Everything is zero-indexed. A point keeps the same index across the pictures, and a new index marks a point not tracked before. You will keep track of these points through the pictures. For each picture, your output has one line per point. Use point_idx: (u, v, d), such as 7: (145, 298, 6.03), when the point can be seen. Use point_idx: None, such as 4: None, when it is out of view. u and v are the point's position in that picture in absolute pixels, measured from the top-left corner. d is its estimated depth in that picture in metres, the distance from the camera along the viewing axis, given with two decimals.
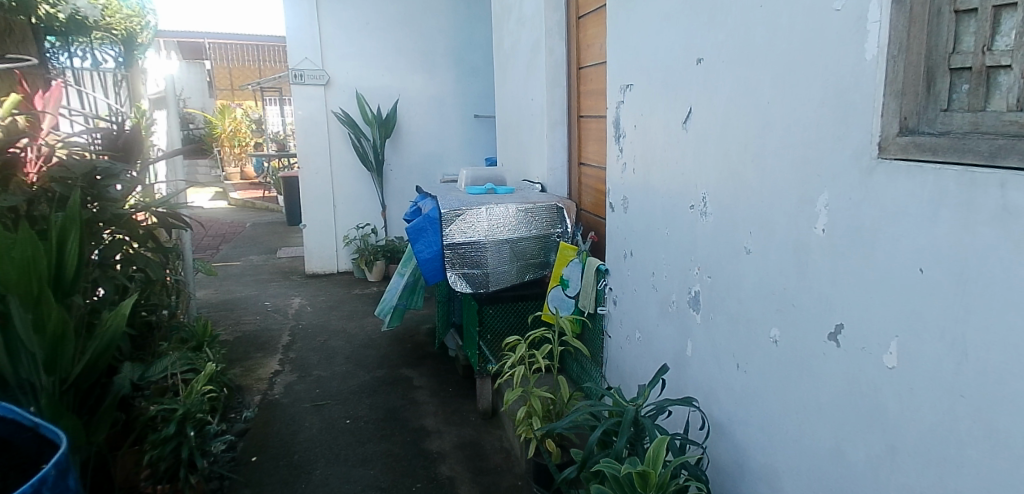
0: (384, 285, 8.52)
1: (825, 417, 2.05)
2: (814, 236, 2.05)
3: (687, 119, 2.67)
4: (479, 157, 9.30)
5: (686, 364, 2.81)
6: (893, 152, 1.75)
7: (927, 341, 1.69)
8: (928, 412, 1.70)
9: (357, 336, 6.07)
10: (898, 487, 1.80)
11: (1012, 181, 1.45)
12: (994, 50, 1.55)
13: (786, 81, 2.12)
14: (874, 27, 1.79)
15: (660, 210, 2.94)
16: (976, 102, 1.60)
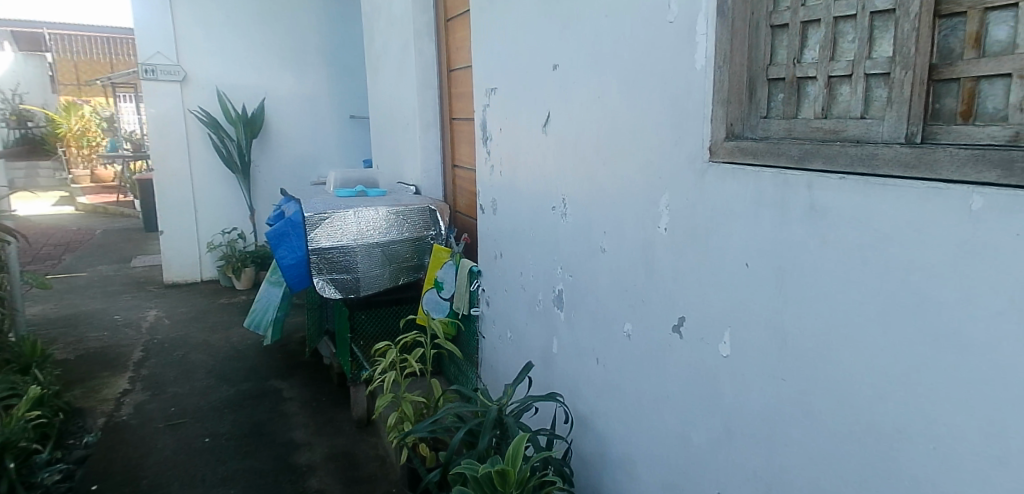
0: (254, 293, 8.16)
1: (674, 405, 2.26)
2: (659, 234, 2.22)
3: (546, 123, 2.74)
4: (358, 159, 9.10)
5: (553, 361, 2.91)
6: (721, 156, 1.94)
7: (753, 328, 1.93)
8: (757, 394, 1.94)
9: (219, 348, 5.74)
10: (737, 462, 2.03)
11: (817, 183, 1.69)
12: (803, 62, 1.76)
13: (630, 88, 2.25)
14: (702, 38, 1.95)
15: (524, 212, 3.00)
16: (789, 110, 1.81)
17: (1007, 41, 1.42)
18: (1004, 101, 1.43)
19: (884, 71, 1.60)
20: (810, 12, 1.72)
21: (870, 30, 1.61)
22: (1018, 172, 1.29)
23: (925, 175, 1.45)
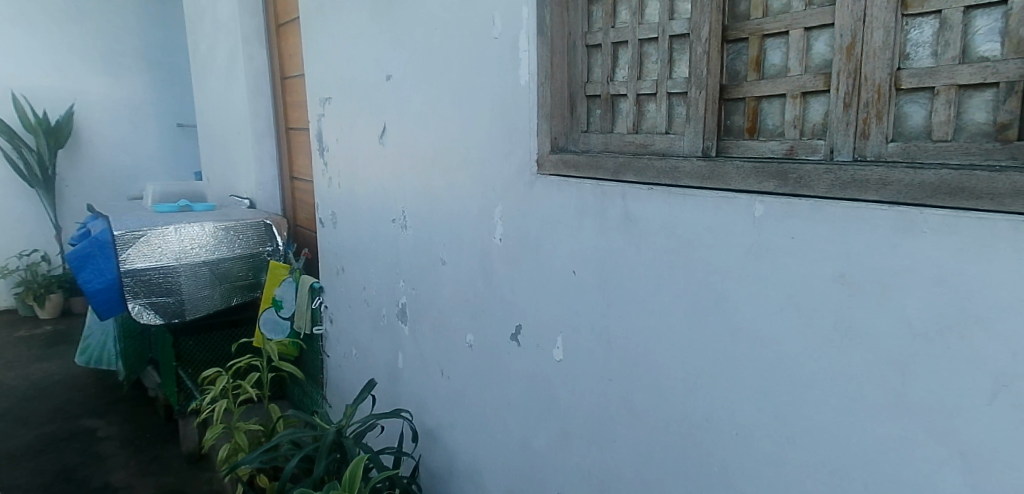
0: (61, 322, 7.32)
1: (514, 412, 2.31)
2: (494, 245, 2.25)
3: (382, 134, 2.70)
4: (188, 171, 8.46)
5: (398, 376, 2.86)
6: (548, 169, 2.02)
7: (581, 332, 2.03)
8: (588, 396, 2.04)
9: (14, 388, 5.04)
10: (573, 463, 2.12)
11: (630, 193, 1.82)
12: (615, 81, 1.89)
13: (462, 102, 2.27)
14: (524, 55, 2.04)
15: (365, 225, 2.92)
16: (606, 125, 1.94)
17: (781, 66, 1.63)
18: (781, 118, 1.65)
19: (682, 91, 1.76)
20: (619, 34, 1.85)
21: (670, 53, 1.77)
22: (790, 182, 1.49)
23: (719, 186, 1.63)
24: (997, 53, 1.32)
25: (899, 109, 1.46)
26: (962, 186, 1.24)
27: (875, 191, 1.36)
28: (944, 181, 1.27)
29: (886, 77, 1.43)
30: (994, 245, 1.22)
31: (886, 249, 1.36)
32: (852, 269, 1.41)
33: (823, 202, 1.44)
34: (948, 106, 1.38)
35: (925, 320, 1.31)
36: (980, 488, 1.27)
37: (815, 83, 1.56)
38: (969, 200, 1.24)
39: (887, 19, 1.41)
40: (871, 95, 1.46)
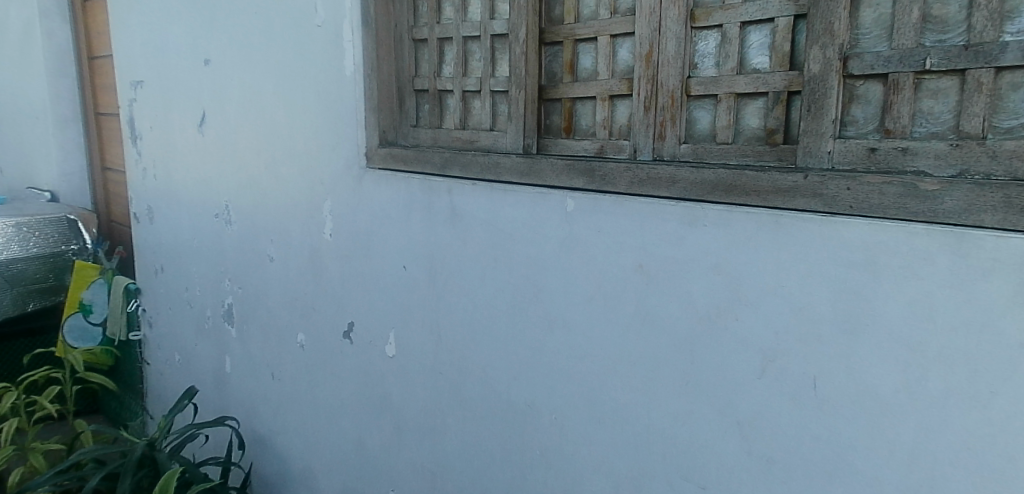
0: None
1: (347, 412, 2.26)
2: (323, 240, 2.18)
3: (202, 122, 2.52)
4: None
5: (226, 381, 2.69)
6: (376, 162, 1.99)
7: (412, 328, 2.02)
8: (420, 391, 2.04)
9: None
10: (407, 459, 2.11)
11: (455, 188, 1.84)
12: (442, 76, 1.91)
13: (287, 92, 2.18)
14: (349, 45, 1.99)
15: (185, 220, 2.71)
16: (434, 120, 1.95)
17: (591, 70, 1.74)
18: (592, 119, 1.75)
19: (503, 89, 1.81)
20: (444, 30, 1.88)
21: (492, 51, 1.81)
22: (597, 179, 1.59)
23: (534, 181, 1.69)
24: (766, 66, 1.48)
25: (689, 113, 1.60)
26: (735, 184, 1.40)
27: (667, 187, 1.49)
28: (721, 180, 1.42)
29: (679, 85, 1.58)
30: (760, 237, 1.38)
31: (675, 241, 1.49)
32: (649, 261, 1.53)
33: (625, 198, 1.55)
34: (729, 112, 1.53)
35: (708, 306, 1.46)
36: (754, 452, 1.45)
37: (620, 87, 1.67)
38: (741, 197, 1.39)
39: (679, 31, 1.55)
40: (666, 100, 1.60)
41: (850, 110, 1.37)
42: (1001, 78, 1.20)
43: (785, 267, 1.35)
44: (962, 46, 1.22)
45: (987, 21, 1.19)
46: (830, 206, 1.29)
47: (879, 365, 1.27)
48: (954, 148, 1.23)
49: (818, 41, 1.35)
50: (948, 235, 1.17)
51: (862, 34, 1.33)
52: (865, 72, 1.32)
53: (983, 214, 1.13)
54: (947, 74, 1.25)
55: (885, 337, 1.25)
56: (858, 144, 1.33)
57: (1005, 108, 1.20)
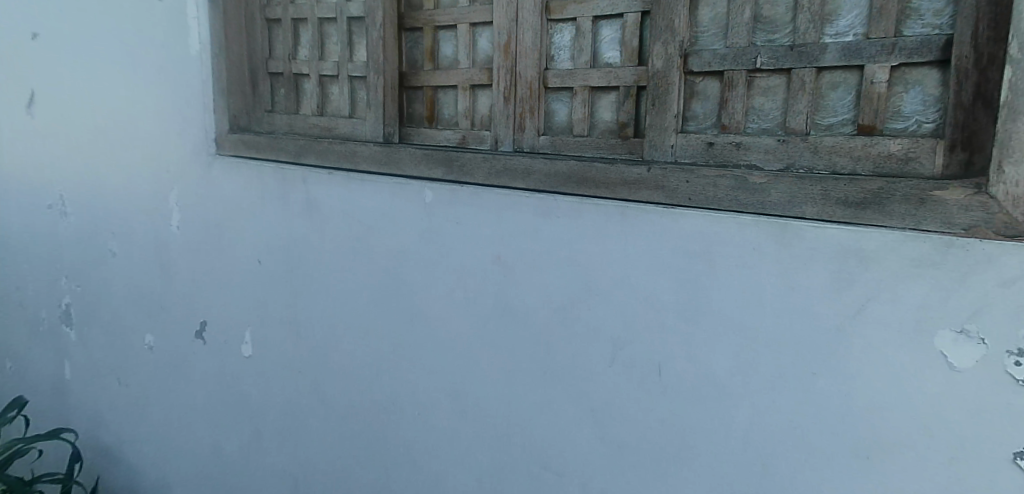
0: None
1: (202, 417, 2.11)
2: (171, 233, 2.03)
3: (31, 103, 2.28)
4: None
5: (66, 390, 2.45)
6: (227, 149, 1.89)
7: (269, 326, 1.91)
8: (280, 393, 1.94)
9: None
10: (267, 464, 2.00)
11: (310, 178, 1.75)
12: (298, 59, 1.85)
13: (128, 72, 2.02)
14: (193, 22, 1.88)
15: (13, 213, 2.44)
16: (291, 106, 1.89)
17: (452, 58, 1.71)
18: (455, 109, 1.72)
19: (361, 75, 1.75)
20: (298, 11, 1.82)
21: (349, 35, 1.76)
22: (455, 169, 1.56)
23: (392, 171, 1.64)
24: (617, 61, 1.50)
25: (547, 105, 1.60)
26: (586, 176, 1.41)
27: (522, 179, 1.48)
28: (572, 171, 1.43)
29: (536, 76, 1.57)
30: (609, 228, 1.40)
31: (530, 232, 1.49)
32: (506, 252, 1.52)
33: (482, 189, 1.53)
34: (584, 105, 1.54)
35: (561, 296, 1.47)
36: (606, 439, 1.47)
37: (480, 77, 1.65)
38: (591, 189, 1.41)
39: (535, 22, 1.55)
40: (524, 91, 1.59)
41: (691, 106, 1.41)
42: (821, 78, 1.28)
43: (632, 258, 1.38)
44: (787, 47, 1.29)
45: (809, 23, 1.26)
46: (671, 197, 1.33)
47: (716, 351, 1.32)
48: (781, 144, 1.30)
49: (660, 37, 1.39)
50: (773, 225, 1.24)
51: (701, 32, 1.38)
52: (704, 69, 1.37)
53: (804, 206, 1.21)
54: (775, 73, 1.32)
55: (721, 324, 1.31)
56: (699, 139, 1.38)
57: (825, 107, 1.28)
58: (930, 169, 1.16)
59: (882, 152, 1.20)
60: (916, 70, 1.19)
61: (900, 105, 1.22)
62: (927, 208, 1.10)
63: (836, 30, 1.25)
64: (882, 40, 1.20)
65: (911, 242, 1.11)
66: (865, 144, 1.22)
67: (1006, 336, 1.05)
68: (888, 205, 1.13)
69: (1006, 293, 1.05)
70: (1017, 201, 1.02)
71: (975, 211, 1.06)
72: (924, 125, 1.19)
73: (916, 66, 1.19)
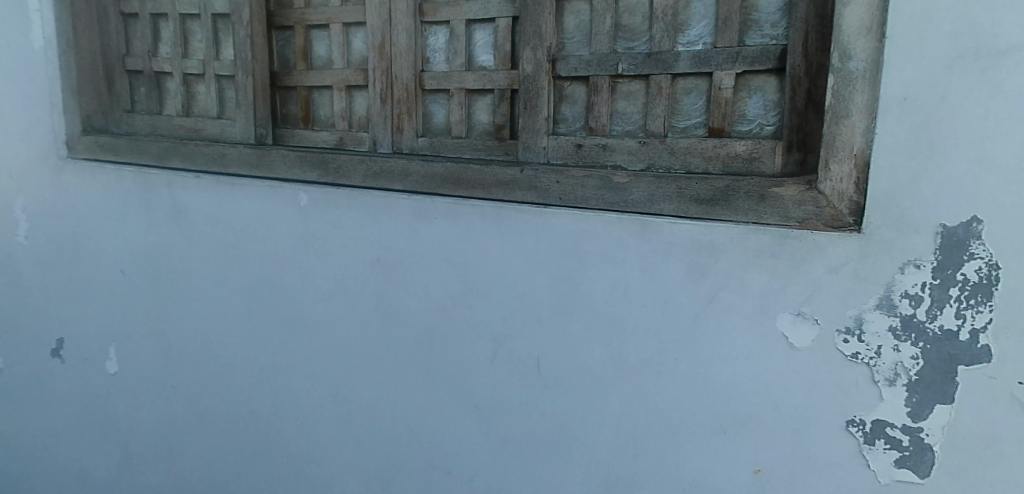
0: None
1: (64, 441, 1.97)
2: (19, 244, 1.88)
3: None
4: None
5: None
6: (80, 152, 1.77)
7: (135, 340, 1.81)
8: (151, 409, 1.84)
9: None
10: (139, 486, 1.89)
11: (175, 182, 1.68)
12: (158, 57, 1.79)
13: None
14: (36, 15, 1.75)
15: None
16: (152, 105, 1.82)
17: (326, 58, 1.69)
18: (331, 109, 1.69)
19: (229, 74, 1.72)
20: (157, 6, 1.76)
21: (214, 32, 1.72)
22: (331, 171, 1.54)
23: (265, 174, 1.60)
24: (491, 64, 1.54)
25: (425, 107, 1.61)
26: (461, 178, 1.44)
27: (400, 181, 1.48)
28: (447, 173, 1.45)
29: (412, 78, 1.58)
30: (484, 228, 1.43)
31: (409, 233, 1.49)
32: (386, 254, 1.52)
33: (358, 191, 1.52)
34: (460, 107, 1.57)
35: (442, 296, 1.49)
36: (490, 434, 1.51)
37: (355, 78, 1.64)
38: (466, 190, 1.43)
39: (408, 24, 1.55)
40: (401, 93, 1.59)
41: (561, 109, 1.47)
42: (676, 83, 1.37)
43: (508, 257, 1.42)
44: (646, 54, 1.37)
45: (664, 32, 1.35)
46: (543, 197, 1.38)
47: (589, 343, 1.39)
48: (642, 145, 1.38)
49: (530, 42, 1.44)
50: (635, 222, 1.31)
51: (568, 38, 1.44)
52: (571, 74, 1.43)
53: (662, 204, 1.29)
54: (635, 79, 1.40)
55: (593, 317, 1.38)
56: (568, 140, 1.44)
57: (681, 110, 1.37)
58: (771, 168, 1.28)
59: (729, 153, 1.31)
60: (757, 77, 1.30)
61: (744, 109, 1.32)
62: (767, 203, 1.21)
63: (688, 39, 1.34)
64: (728, 48, 1.30)
65: (754, 234, 1.22)
66: (715, 145, 1.32)
67: (836, 317, 1.18)
68: (734, 201, 1.24)
69: (834, 278, 1.17)
70: (841, 196, 1.15)
71: (806, 206, 1.18)
72: (764, 128, 1.31)
73: (757, 73, 1.30)
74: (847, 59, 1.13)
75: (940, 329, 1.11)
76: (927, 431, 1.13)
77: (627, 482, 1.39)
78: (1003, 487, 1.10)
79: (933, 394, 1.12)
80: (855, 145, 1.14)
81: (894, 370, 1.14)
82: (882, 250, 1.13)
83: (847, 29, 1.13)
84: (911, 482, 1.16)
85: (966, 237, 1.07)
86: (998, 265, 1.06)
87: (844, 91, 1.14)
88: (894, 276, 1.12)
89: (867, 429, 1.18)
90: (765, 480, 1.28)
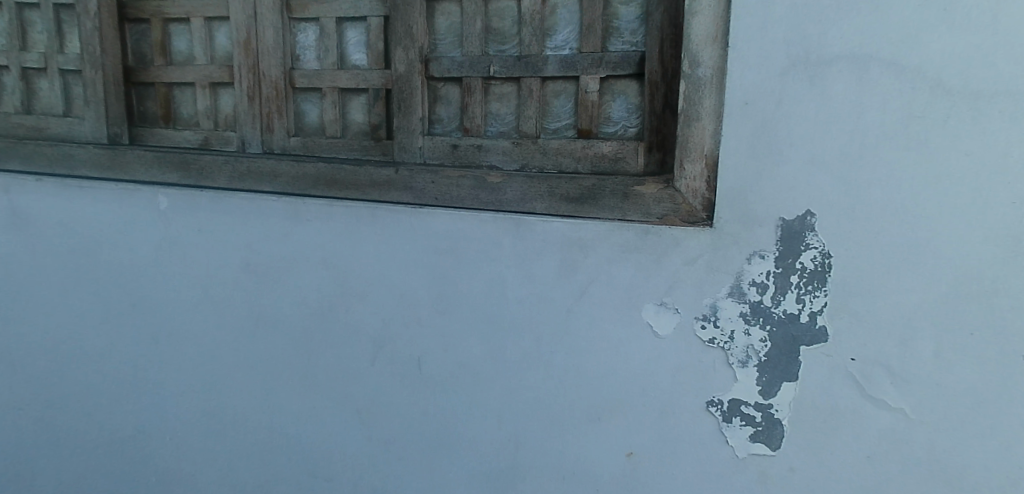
0: None
1: None
2: None
3: None
4: None
5: None
6: None
7: None
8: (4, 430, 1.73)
9: None
10: None
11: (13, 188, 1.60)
12: None
13: None
14: None
15: None
16: None
17: (187, 53, 1.62)
18: (194, 107, 1.63)
19: (75, 69, 1.61)
20: None
21: (57, 23, 1.62)
22: (193, 173, 1.50)
23: (117, 176, 1.54)
24: (364, 63, 1.52)
25: (296, 106, 1.57)
26: (335, 178, 1.43)
27: (268, 182, 1.46)
28: (321, 174, 1.44)
29: (281, 75, 1.53)
30: (359, 228, 1.42)
31: (279, 237, 1.46)
32: (254, 258, 1.48)
33: (222, 193, 1.48)
34: (334, 106, 1.54)
35: (318, 299, 1.46)
36: (372, 437, 1.49)
37: (221, 75, 1.57)
38: (341, 191, 1.43)
39: (275, 21, 1.51)
40: (270, 91, 1.54)
41: (435, 110, 1.48)
42: (546, 86, 1.42)
43: (384, 258, 1.42)
44: (516, 57, 1.40)
45: (532, 36, 1.39)
46: (419, 197, 1.39)
47: (466, 340, 1.40)
48: (516, 146, 1.42)
49: (401, 42, 1.44)
50: (509, 220, 1.34)
51: (439, 39, 1.45)
52: (444, 75, 1.44)
53: (535, 202, 1.33)
54: (507, 81, 1.43)
55: (470, 314, 1.39)
56: (443, 141, 1.45)
57: (551, 112, 1.42)
58: (634, 167, 1.35)
59: (597, 153, 1.37)
60: (620, 81, 1.37)
61: (609, 112, 1.39)
62: (630, 201, 1.28)
63: (555, 43, 1.39)
64: (592, 53, 1.35)
65: (619, 229, 1.27)
66: (583, 146, 1.38)
67: (693, 305, 1.24)
68: (601, 199, 1.30)
69: (690, 270, 1.24)
70: (694, 193, 1.24)
71: (664, 203, 1.25)
72: (628, 129, 1.38)
73: (620, 78, 1.37)
74: (696, 66, 1.21)
75: (783, 313, 1.20)
76: (776, 406, 1.23)
77: (511, 475, 1.42)
78: (843, 454, 1.20)
79: (779, 373, 1.22)
80: (705, 146, 1.22)
81: (745, 352, 1.23)
82: (731, 242, 1.21)
83: (695, 37, 1.20)
84: (764, 455, 1.24)
85: (803, 228, 1.17)
86: (830, 253, 1.16)
87: (695, 95, 1.22)
88: (743, 266, 1.21)
89: (725, 408, 1.26)
90: (637, 463, 1.33)
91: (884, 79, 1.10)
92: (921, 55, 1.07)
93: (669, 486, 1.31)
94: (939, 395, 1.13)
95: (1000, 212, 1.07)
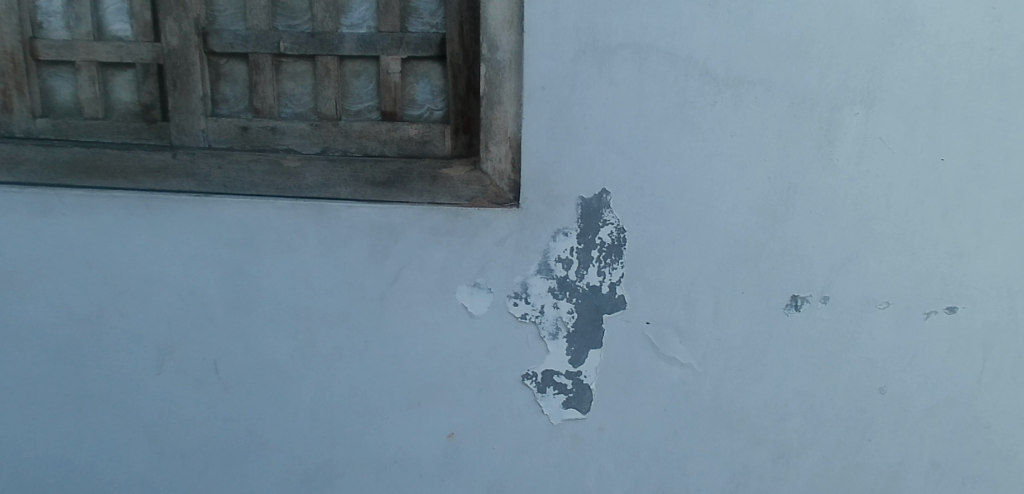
0: None
1: None
2: None
3: None
4: None
5: None
6: None
7: None
8: None
9: None
10: None
11: None
12: None
13: None
14: None
15: None
16: None
17: None
18: None
19: None
20: None
21: None
22: None
23: None
24: (129, 34, 1.33)
25: (43, 82, 1.35)
26: (97, 165, 1.27)
27: (7, 172, 1.28)
28: (78, 160, 1.27)
29: (17, 45, 1.31)
30: (130, 223, 1.27)
31: (28, 236, 1.28)
32: None
33: None
34: (92, 82, 1.33)
35: (84, 306, 1.30)
36: (166, 452, 1.35)
37: None
38: (104, 179, 1.27)
39: None
40: (5, 63, 1.31)
41: (219, 88, 1.35)
42: (345, 66, 1.34)
43: (163, 254, 1.28)
44: (308, 33, 1.31)
45: (324, 12, 1.30)
46: (204, 186, 1.27)
47: (272, 338, 1.31)
48: (315, 128, 1.33)
49: (171, 12, 1.28)
50: (310, 207, 1.26)
51: (219, 11, 1.32)
52: (225, 50, 1.31)
53: (338, 188, 1.27)
54: (300, 59, 1.33)
55: (272, 310, 1.30)
56: (230, 122, 1.33)
57: (351, 93, 1.35)
58: (441, 150, 1.34)
59: (402, 136, 1.33)
60: (422, 63, 1.33)
61: (413, 94, 1.35)
62: (438, 184, 1.27)
63: (351, 21, 1.31)
64: (391, 34, 1.30)
65: (428, 213, 1.25)
66: (388, 128, 1.33)
67: (504, 284, 1.27)
68: (408, 184, 1.27)
69: (499, 250, 1.26)
70: (500, 175, 1.26)
71: (472, 185, 1.26)
72: (434, 112, 1.35)
73: (422, 60, 1.33)
74: (494, 49, 1.22)
75: (587, 286, 1.27)
76: (585, 373, 1.30)
77: (329, 473, 1.36)
78: (644, 411, 1.31)
79: (586, 342, 1.29)
80: (508, 128, 1.24)
81: (555, 325, 1.28)
82: (536, 221, 1.24)
83: (491, 21, 1.21)
84: (577, 419, 1.32)
85: (600, 206, 1.24)
86: (624, 228, 1.25)
87: (495, 79, 1.23)
88: (548, 244, 1.25)
89: (539, 380, 1.31)
90: (458, 443, 1.34)
91: (663, 67, 1.19)
92: (692, 46, 1.18)
93: (489, 461, 1.34)
94: (719, 350, 1.28)
95: (760, 185, 1.22)
